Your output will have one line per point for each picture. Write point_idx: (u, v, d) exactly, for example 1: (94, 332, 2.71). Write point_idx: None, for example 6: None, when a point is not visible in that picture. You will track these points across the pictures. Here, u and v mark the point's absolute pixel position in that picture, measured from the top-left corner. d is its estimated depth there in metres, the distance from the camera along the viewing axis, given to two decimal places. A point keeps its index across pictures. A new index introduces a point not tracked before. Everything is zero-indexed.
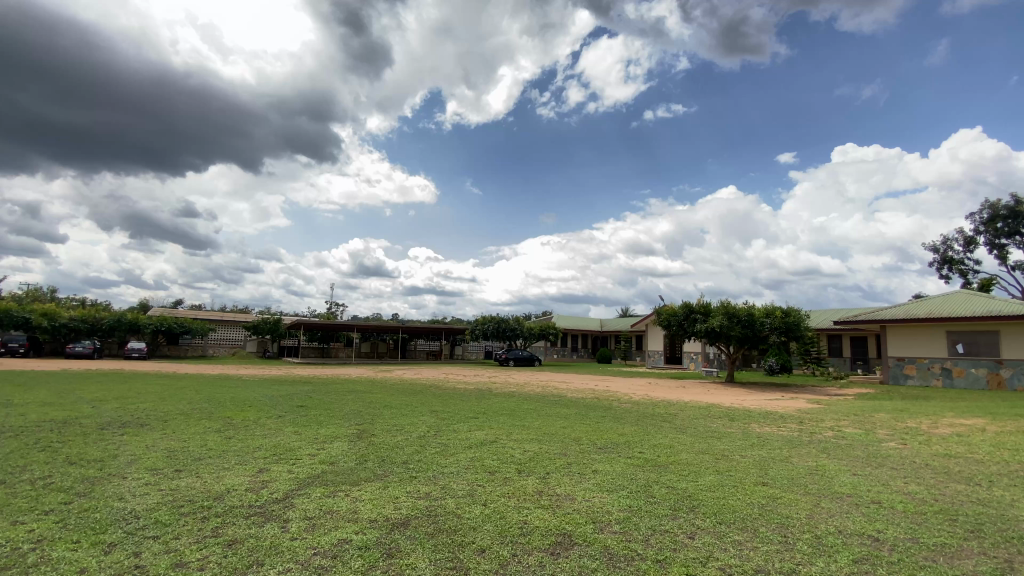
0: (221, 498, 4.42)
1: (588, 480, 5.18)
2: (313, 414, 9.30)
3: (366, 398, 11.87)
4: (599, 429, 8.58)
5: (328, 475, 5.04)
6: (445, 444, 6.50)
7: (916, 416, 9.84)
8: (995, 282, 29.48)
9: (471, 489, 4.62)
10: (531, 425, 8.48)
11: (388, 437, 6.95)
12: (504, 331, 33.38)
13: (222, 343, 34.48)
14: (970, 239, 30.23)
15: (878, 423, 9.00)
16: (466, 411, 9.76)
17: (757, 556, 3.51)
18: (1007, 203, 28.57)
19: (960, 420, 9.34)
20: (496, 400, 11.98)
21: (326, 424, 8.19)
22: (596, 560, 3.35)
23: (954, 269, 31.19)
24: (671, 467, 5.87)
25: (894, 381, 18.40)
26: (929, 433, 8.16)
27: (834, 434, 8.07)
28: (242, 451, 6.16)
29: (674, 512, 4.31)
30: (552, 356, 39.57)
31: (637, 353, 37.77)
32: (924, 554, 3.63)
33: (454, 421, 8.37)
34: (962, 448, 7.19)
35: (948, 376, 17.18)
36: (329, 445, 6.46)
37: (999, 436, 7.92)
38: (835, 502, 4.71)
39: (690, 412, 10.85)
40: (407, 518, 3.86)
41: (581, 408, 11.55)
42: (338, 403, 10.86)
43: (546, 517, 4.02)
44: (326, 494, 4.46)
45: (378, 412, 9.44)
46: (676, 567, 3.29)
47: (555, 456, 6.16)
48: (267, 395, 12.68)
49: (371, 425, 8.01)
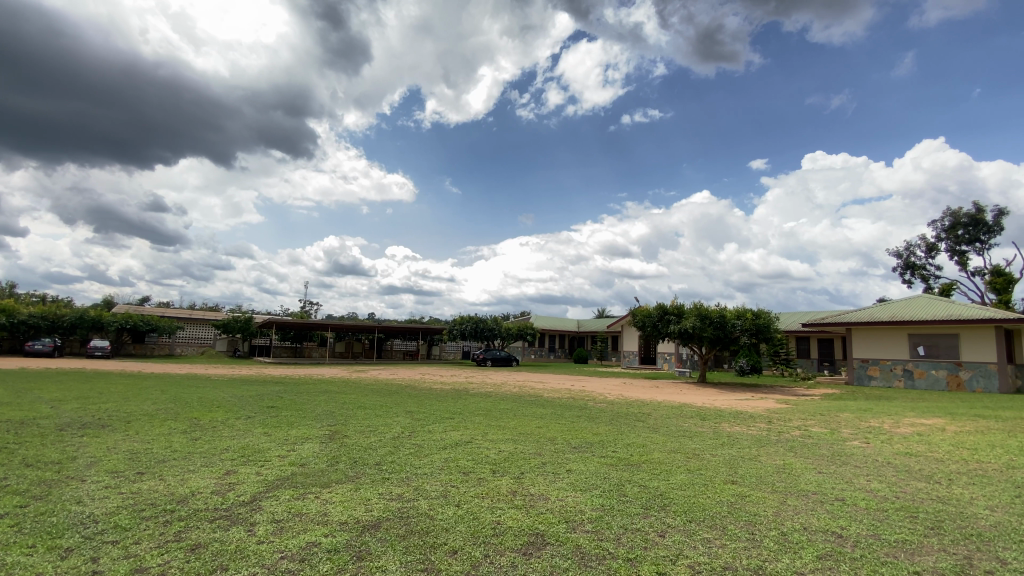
0: (185, 501, 4.28)
1: (561, 480, 5.19)
2: (285, 414, 9.13)
3: (340, 399, 11.67)
4: (574, 428, 8.65)
5: (298, 477, 4.94)
6: (420, 445, 6.44)
7: (879, 415, 10.18)
8: (954, 287, 30.82)
9: (445, 490, 4.60)
10: (506, 425, 8.48)
11: (361, 438, 6.85)
12: (481, 331, 33.32)
13: (191, 343, 33.48)
14: (932, 246, 31.50)
15: (843, 423, 9.29)
16: (442, 411, 9.70)
17: (725, 554, 3.57)
18: (968, 212, 29.82)
19: (921, 420, 9.71)
20: (472, 400, 11.96)
21: (297, 424, 8.05)
22: (568, 559, 3.36)
23: (916, 274, 32.46)
24: (643, 466, 5.95)
25: (858, 382, 19.06)
26: (890, 432, 8.47)
27: (801, 433, 8.28)
28: (208, 453, 6.00)
29: (645, 510, 4.36)
30: (530, 356, 39.68)
31: (613, 354, 38.19)
32: (885, 550, 3.76)
33: (429, 422, 8.30)
34: (922, 446, 7.49)
35: (909, 376, 17.90)
36: (300, 446, 6.34)
37: (957, 436, 8.27)
38: (801, 499, 4.85)
39: (664, 412, 11.03)
40: (378, 520, 3.80)
41: (557, 407, 11.61)
42: (310, 404, 10.66)
43: (519, 517, 4.02)
44: (296, 496, 4.37)
45: (352, 413, 9.29)
46: (647, 566, 3.33)
47: (529, 456, 6.18)
48: (237, 395, 12.35)
49: (345, 425, 7.90)
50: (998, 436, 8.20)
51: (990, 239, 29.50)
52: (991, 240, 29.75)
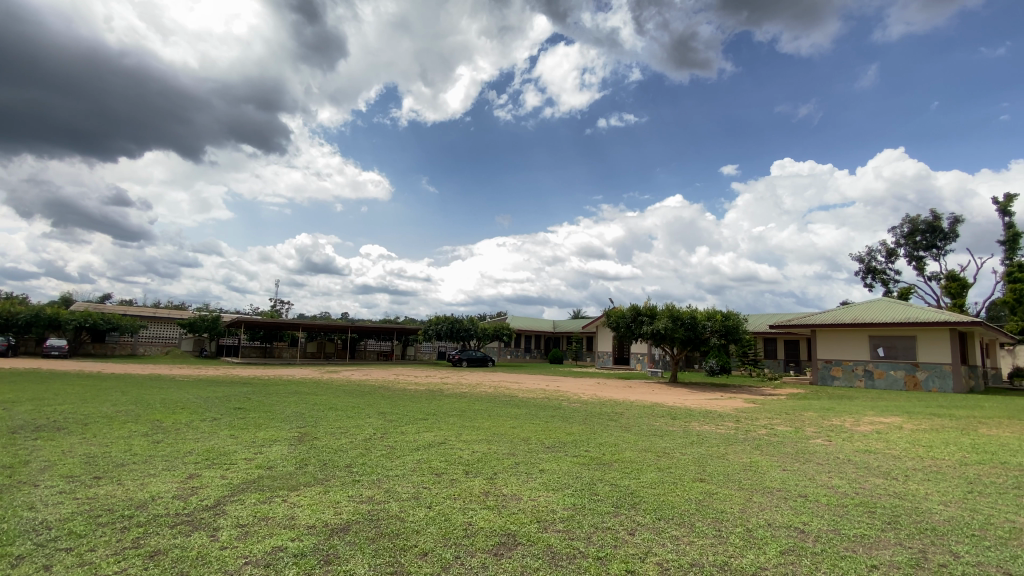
0: (144, 507, 4.12)
1: (534, 480, 5.21)
2: (253, 416, 8.89)
3: (311, 400, 11.44)
4: (547, 428, 8.70)
5: (265, 480, 4.83)
6: (392, 447, 6.37)
7: (841, 414, 10.54)
8: (912, 291, 32.15)
9: (416, 491, 4.56)
10: (480, 425, 8.47)
11: (331, 440, 6.74)
12: (457, 332, 33.16)
13: (155, 342, 32.38)
14: (892, 251, 32.79)
15: (808, 422, 9.59)
16: (415, 412, 9.60)
17: (693, 550, 3.65)
18: (925, 219, 31.16)
19: (880, 419, 10.10)
20: (446, 401, 11.90)
21: (265, 426, 7.86)
22: (538, 559, 3.38)
23: (877, 278, 33.73)
24: (615, 465, 6.02)
25: (822, 382, 19.71)
26: (851, 431, 8.79)
27: (767, 432, 8.51)
28: (171, 456, 5.79)
29: (616, 509, 4.42)
30: (505, 356, 39.69)
31: (588, 354, 38.53)
32: (846, 545, 3.89)
33: (402, 423, 8.21)
34: (880, 444, 7.81)
35: (869, 376, 18.61)
36: (268, 449, 6.20)
37: (914, 434, 8.64)
38: (767, 496, 4.99)
39: (636, 412, 11.19)
40: (347, 523, 3.74)
41: (532, 407, 11.65)
42: (280, 405, 10.41)
43: (491, 518, 4.02)
44: (262, 500, 4.27)
45: (322, 414, 9.12)
46: (617, 564, 3.37)
47: (503, 456, 6.18)
48: (202, 396, 11.95)
49: (315, 427, 7.76)
50: (950, 434, 8.61)
51: (945, 245, 30.92)
52: (946, 246, 31.19)
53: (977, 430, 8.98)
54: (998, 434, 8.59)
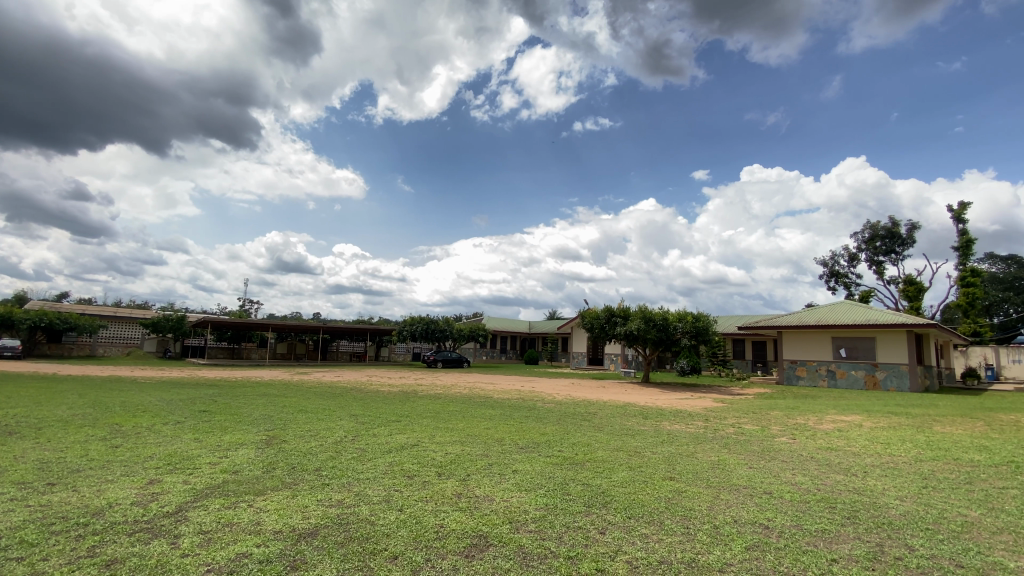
0: (100, 514, 3.96)
1: (507, 480, 5.23)
2: (218, 419, 8.63)
3: (280, 402, 11.20)
4: (521, 429, 8.71)
5: (230, 485, 4.70)
6: (363, 449, 6.28)
7: (805, 413, 10.88)
8: (873, 294, 33.44)
9: (387, 495, 4.51)
10: (454, 427, 8.41)
11: (301, 443, 6.61)
12: (432, 332, 32.91)
13: (115, 343, 31.17)
14: (854, 255, 34.05)
15: (773, 420, 9.88)
16: (388, 414, 9.50)
17: (661, 548, 3.72)
18: (885, 225, 32.48)
19: (841, 417, 10.49)
20: (420, 402, 11.80)
21: (231, 429, 7.64)
22: (509, 559, 3.39)
23: (840, 282, 34.97)
24: (587, 465, 6.09)
25: (787, 382, 20.33)
26: (814, 429, 9.09)
27: (735, 430, 8.72)
28: (131, 461, 5.58)
29: (587, 508, 4.47)
30: (481, 357, 39.62)
31: (563, 355, 38.80)
32: (807, 539, 4.02)
33: (374, 425, 8.11)
34: (841, 441, 8.11)
35: (832, 376, 19.29)
36: (234, 452, 6.03)
37: (872, 431, 9.00)
38: (733, 493, 5.11)
39: (609, 412, 11.29)
40: (316, 528, 3.68)
41: (507, 409, 11.64)
42: (247, 408, 10.15)
43: (463, 520, 4.01)
44: (226, 505, 4.15)
45: (291, 417, 8.93)
46: (587, 563, 3.40)
47: (476, 457, 6.17)
48: (165, 399, 11.54)
49: (284, 430, 7.59)
50: (907, 432, 8.98)
51: (903, 251, 32.27)
52: (904, 251, 32.55)
53: (932, 428, 9.40)
54: (951, 432, 9.01)
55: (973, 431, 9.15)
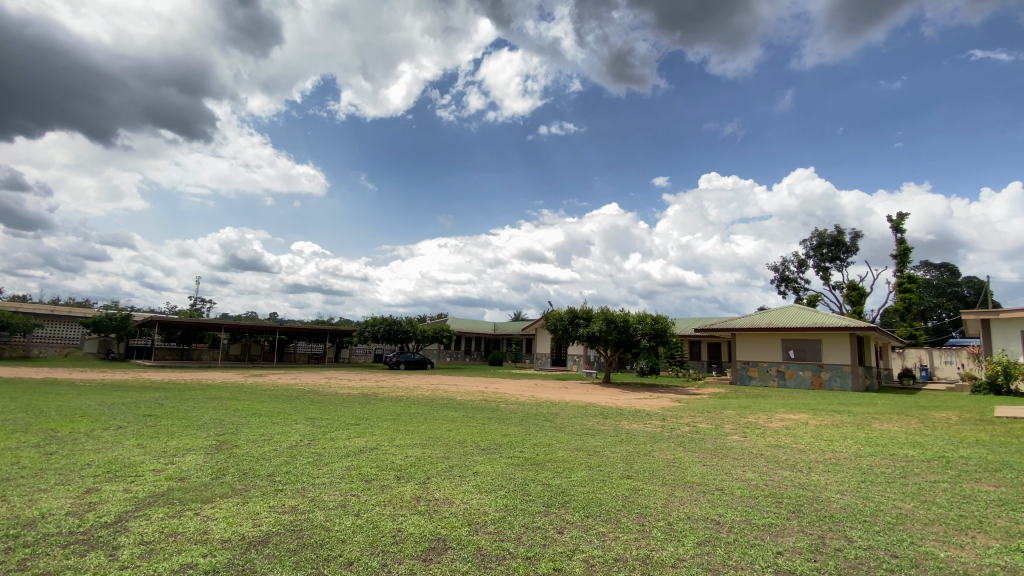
0: (31, 525, 3.71)
1: (468, 482, 5.21)
2: (165, 424, 8.22)
3: (232, 405, 10.80)
4: (484, 430, 8.72)
5: (174, 493, 4.49)
6: (320, 454, 6.12)
7: (756, 412, 11.33)
8: (819, 298, 35.20)
9: (344, 500, 4.42)
10: (415, 429, 8.31)
11: (253, 448, 6.37)
12: (395, 333, 32.39)
13: (52, 343, 29.28)
14: (802, 262, 35.78)
15: (726, 419, 10.26)
16: (346, 417, 9.27)
17: (617, 546, 3.79)
18: (831, 233, 34.29)
19: (789, 415, 11.00)
20: (381, 405, 11.61)
21: (178, 435, 7.30)
22: (467, 562, 3.39)
23: (789, 287, 36.66)
24: (548, 465, 6.16)
25: (740, 382, 21.13)
26: (764, 427, 9.49)
27: (690, 429, 9.01)
28: (66, 469, 5.25)
29: (546, 508, 4.52)
30: (445, 358, 39.36)
31: (527, 356, 39.03)
32: (755, 533, 4.20)
33: (332, 429, 7.92)
34: (788, 439, 8.50)
35: (781, 376, 20.18)
36: (180, 458, 5.77)
37: (817, 429, 9.48)
38: (687, 490, 5.28)
39: (570, 412, 11.44)
40: (266, 536, 3.56)
41: (469, 410, 11.63)
42: (196, 411, 9.73)
43: (422, 523, 3.97)
44: (170, 514, 3.97)
45: (243, 420, 8.61)
46: (545, 563, 3.43)
47: (436, 460, 6.12)
48: (106, 402, 10.93)
49: (235, 434, 7.32)
50: (849, 429, 9.49)
51: (847, 258, 34.14)
52: (848, 258, 34.43)
53: (871, 425, 9.98)
54: (888, 429, 9.59)
55: (908, 428, 9.77)
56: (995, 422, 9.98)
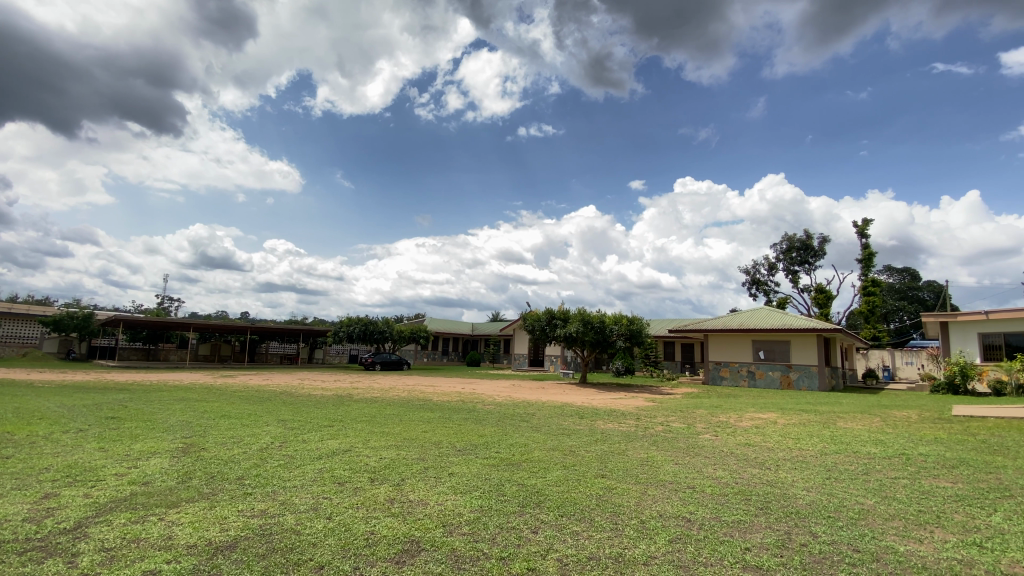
0: None
1: (443, 484, 5.19)
2: (129, 426, 7.96)
3: (199, 407, 10.50)
4: (460, 431, 8.69)
5: (138, 498, 4.35)
6: (291, 456, 6.01)
7: (727, 412, 11.59)
8: (789, 301, 36.19)
9: (316, 503, 4.34)
10: (390, 431, 8.23)
11: (222, 451, 6.22)
12: (370, 333, 31.97)
13: (8, 342, 28.03)
14: (772, 265, 36.75)
15: (698, 419, 10.46)
16: (319, 419, 9.13)
17: (591, 545, 3.83)
18: (800, 238, 35.31)
19: (759, 415, 11.29)
20: (356, 406, 11.47)
21: (143, 437, 7.07)
22: (441, 564, 3.38)
23: (760, 289, 37.61)
24: (523, 465, 6.18)
25: (712, 382, 21.57)
26: (735, 426, 9.72)
27: (664, 428, 9.16)
28: (20, 474, 5.02)
29: (521, 508, 4.54)
30: (421, 358, 39.08)
31: (505, 356, 39.04)
32: (725, 530, 4.31)
33: (305, 430, 7.79)
34: (758, 437, 8.71)
35: (752, 376, 20.69)
36: (145, 462, 5.59)
37: (785, 427, 9.75)
38: (661, 489, 5.37)
39: (546, 412, 11.51)
40: (234, 540, 3.49)
41: (446, 410, 11.59)
42: (162, 413, 9.43)
43: (396, 526, 3.94)
44: (133, 520, 3.84)
45: (212, 423, 8.39)
46: (519, 563, 3.45)
47: (411, 461, 6.08)
48: (65, 404, 10.48)
49: (203, 437, 7.12)
50: (815, 427, 9.80)
51: (815, 262, 35.18)
52: (816, 262, 35.50)
53: (836, 424, 10.32)
54: (852, 427, 9.92)
55: (871, 426, 10.13)
56: (953, 421, 10.42)
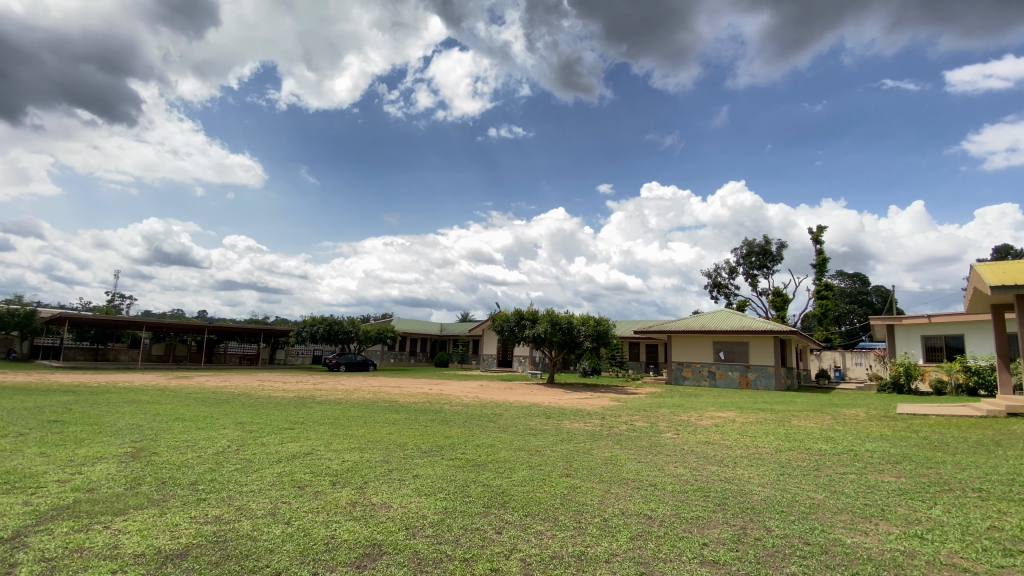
0: None
1: (407, 486, 5.14)
2: (74, 430, 7.53)
3: (152, 409, 10.04)
4: (425, 432, 8.64)
5: (82, 506, 4.13)
6: (249, 460, 5.83)
7: (688, 411, 11.90)
8: (748, 303, 37.45)
9: (273, 508, 4.23)
10: (353, 433, 8.10)
11: (174, 455, 5.97)
12: (335, 334, 31.27)
13: None
14: (733, 269, 37.97)
15: (661, 418, 10.71)
16: (280, 422, 8.87)
17: (554, 544, 3.87)
18: (759, 243, 36.61)
19: (718, 413, 11.66)
20: (319, 408, 11.23)
21: (89, 442, 6.72)
22: (402, 566, 3.36)
23: (721, 292, 38.79)
24: (488, 466, 6.18)
25: (675, 382, 22.11)
26: (695, 424, 10.01)
27: (627, 427, 9.32)
28: None
29: (486, 509, 4.54)
30: (389, 360, 38.54)
31: (473, 357, 38.94)
32: (684, 526, 4.43)
33: (264, 433, 7.56)
34: (717, 435, 9.01)
35: (712, 376, 21.32)
36: (91, 467, 5.32)
37: (742, 426, 10.10)
38: (623, 487, 5.48)
39: (513, 412, 11.58)
40: (186, 548, 3.36)
41: (412, 412, 11.50)
42: (111, 417, 8.95)
43: (357, 529, 3.88)
44: (76, 528, 3.65)
45: (165, 426, 8.03)
46: (482, 564, 3.46)
47: (375, 464, 6.00)
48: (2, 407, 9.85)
49: (155, 441, 6.82)
50: (770, 426, 10.20)
51: (773, 266, 36.53)
52: (774, 267, 36.87)
53: (790, 422, 10.76)
54: (804, 425, 10.38)
55: (822, 424, 10.61)
56: (897, 418, 11.00)
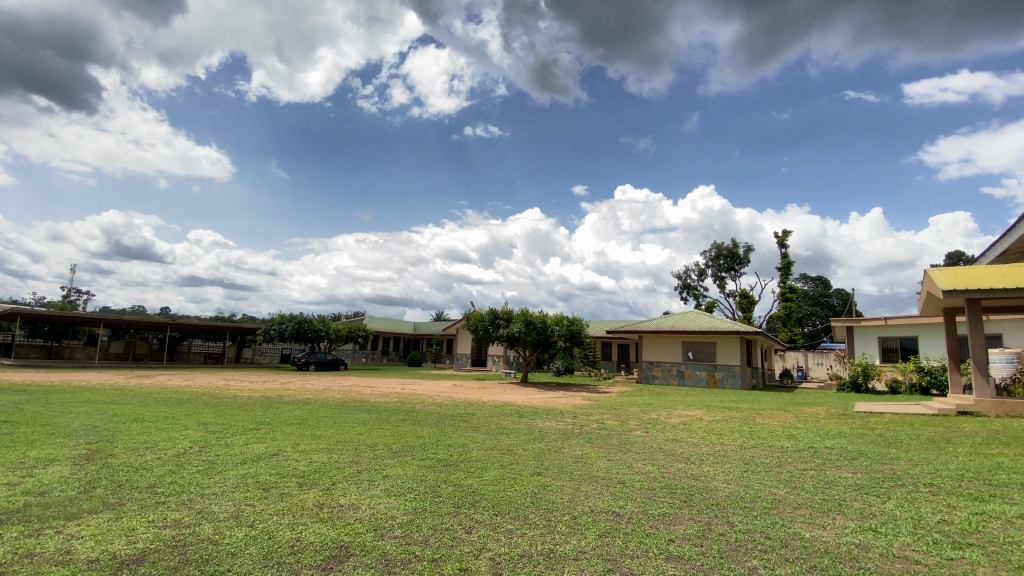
0: None
1: (376, 487, 5.08)
2: (23, 431, 7.16)
3: (109, 410, 9.62)
4: (397, 432, 8.54)
5: (33, 510, 3.94)
6: (213, 461, 5.68)
7: (658, 410, 12.11)
8: (716, 305, 38.35)
9: (237, 510, 4.13)
10: (322, 433, 7.95)
11: (133, 457, 5.75)
12: (305, 332, 30.55)
13: None
14: (702, 271, 38.85)
15: (631, 416, 10.87)
16: (246, 422, 8.63)
17: (523, 542, 3.90)
18: (727, 246, 37.59)
19: (686, 412, 11.90)
20: (287, 408, 10.97)
21: (41, 443, 6.41)
22: (369, 568, 3.32)
23: (691, 293, 39.61)
24: (459, 465, 6.16)
25: (646, 381, 22.45)
26: (664, 423, 10.19)
27: (598, 426, 9.41)
28: None
29: (456, 509, 4.54)
30: (360, 359, 37.93)
31: (447, 357, 38.69)
32: (651, 523, 4.52)
33: (229, 434, 7.36)
34: (684, 433, 9.22)
35: (681, 376, 21.78)
36: (43, 470, 5.08)
37: (709, 424, 10.35)
38: (592, 485, 5.55)
39: (485, 412, 11.56)
40: (143, 553, 3.26)
41: (384, 412, 11.35)
42: (64, 418, 8.53)
43: (324, 532, 3.82)
44: (25, 533, 3.48)
45: (124, 427, 7.71)
46: (451, 565, 3.45)
47: (343, 465, 5.91)
48: None
49: (111, 442, 6.55)
50: (736, 424, 10.48)
51: (740, 269, 37.54)
52: (741, 270, 37.90)
53: (755, 420, 11.06)
54: (768, 423, 10.70)
55: (785, 422, 10.95)
56: (855, 416, 11.44)
